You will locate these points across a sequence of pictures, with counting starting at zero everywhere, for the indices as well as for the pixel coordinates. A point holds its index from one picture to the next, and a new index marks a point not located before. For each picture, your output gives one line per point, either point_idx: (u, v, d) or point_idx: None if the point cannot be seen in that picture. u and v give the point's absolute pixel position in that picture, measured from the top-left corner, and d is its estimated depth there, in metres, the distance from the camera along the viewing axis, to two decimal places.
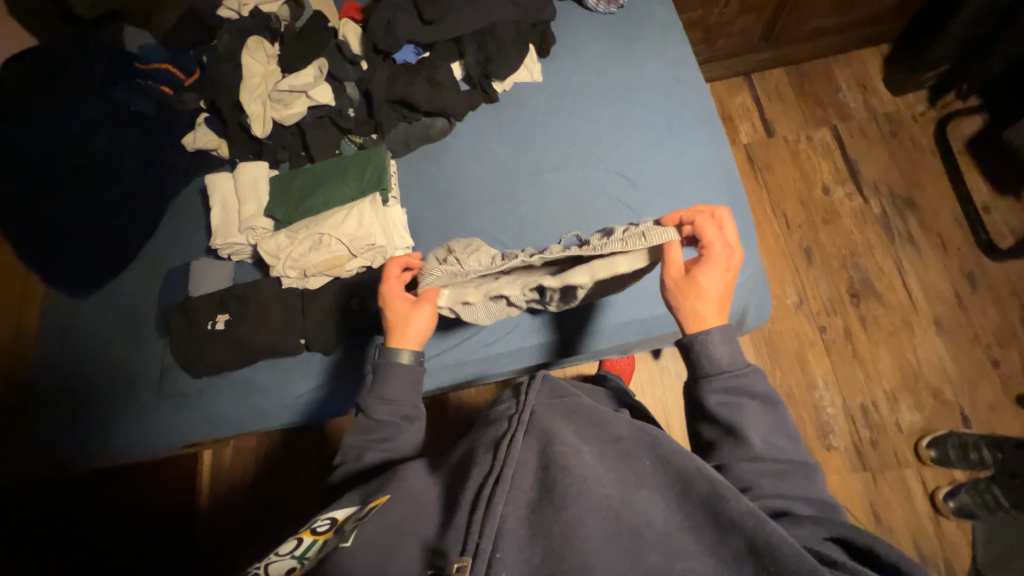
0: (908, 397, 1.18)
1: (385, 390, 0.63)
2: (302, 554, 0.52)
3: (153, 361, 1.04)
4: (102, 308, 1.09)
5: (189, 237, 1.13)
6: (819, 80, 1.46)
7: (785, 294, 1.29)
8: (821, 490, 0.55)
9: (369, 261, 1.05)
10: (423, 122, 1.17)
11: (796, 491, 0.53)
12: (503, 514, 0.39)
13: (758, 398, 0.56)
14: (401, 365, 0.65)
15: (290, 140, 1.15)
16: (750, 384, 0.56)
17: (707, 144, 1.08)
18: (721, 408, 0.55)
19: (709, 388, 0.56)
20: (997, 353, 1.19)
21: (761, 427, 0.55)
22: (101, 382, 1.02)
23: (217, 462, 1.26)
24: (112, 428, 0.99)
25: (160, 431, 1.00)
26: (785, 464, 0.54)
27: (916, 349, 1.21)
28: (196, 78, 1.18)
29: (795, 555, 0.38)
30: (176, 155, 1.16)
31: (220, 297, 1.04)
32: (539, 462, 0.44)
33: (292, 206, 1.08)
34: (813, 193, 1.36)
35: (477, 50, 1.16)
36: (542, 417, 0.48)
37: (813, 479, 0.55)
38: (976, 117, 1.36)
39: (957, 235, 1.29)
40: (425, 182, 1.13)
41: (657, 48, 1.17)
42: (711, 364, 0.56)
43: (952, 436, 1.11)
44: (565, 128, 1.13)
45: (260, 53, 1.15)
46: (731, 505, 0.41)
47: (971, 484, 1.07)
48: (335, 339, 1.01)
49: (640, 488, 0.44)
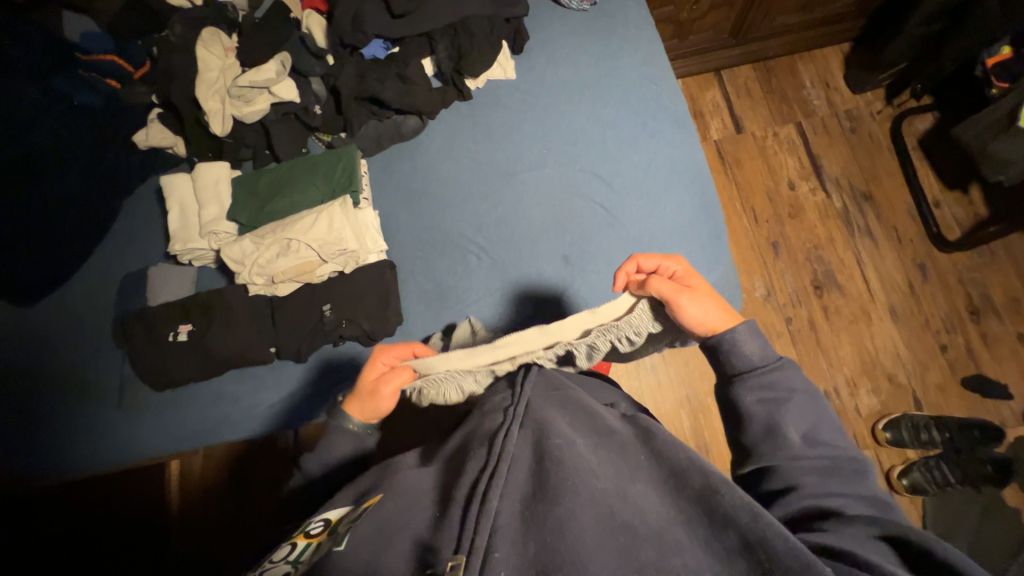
0: (866, 382, 1.23)
1: (324, 452, 0.65)
2: (296, 558, 0.51)
3: (113, 369, 0.96)
4: (46, 316, 0.99)
5: (141, 242, 1.04)
6: (786, 77, 1.49)
7: (753, 288, 1.32)
8: (874, 486, 0.49)
9: (342, 266, 0.99)
10: (394, 119, 1.10)
11: (845, 489, 0.47)
12: (497, 510, 0.41)
13: (799, 392, 0.52)
14: (348, 431, 0.65)
15: (252, 138, 1.05)
16: (785, 378, 0.52)
17: (680, 143, 1.05)
18: (760, 406, 0.51)
19: (744, 387, 0.52)
20: (945, 338, 1.25)
21: (804, 421, 0.51)
22: (51, 390, 0.94)
23: (185, 472, 1.12)
24: (70, 441, 0.92)
25: (130, 443, 0.93)
26: (829, 459, 0.49)
27: (873, 337, 1.26)
28: (145, 71, 1.06)
29: (791, 554, 0.37)
30: (122, 149, 1.05)
31: (183, 305, 0.97)
32: (534, 455, 0.47)
33: (257, 208, 1.00)
34: (779, 189, 1.39)
35: (450, 46, 1.10)
36: (538, 408, 0.52)
37: (864, 476, 0.49)
38: (928, 114, 1.41)
39: (912, 228, 1.34)
40: (398, 185, 1.07)
41: (632, 46, 1.13)
42: (741, 363, 0.53)
43: (905, 418, 1.14)
44: (539, 127, 1.08)
45: (216, 44, 1.04)
46: (723, 498, 0.41)
47: (922, 461, 1.11)
48: (307, 344, 0.94)
49: (634, 483, 0.45)
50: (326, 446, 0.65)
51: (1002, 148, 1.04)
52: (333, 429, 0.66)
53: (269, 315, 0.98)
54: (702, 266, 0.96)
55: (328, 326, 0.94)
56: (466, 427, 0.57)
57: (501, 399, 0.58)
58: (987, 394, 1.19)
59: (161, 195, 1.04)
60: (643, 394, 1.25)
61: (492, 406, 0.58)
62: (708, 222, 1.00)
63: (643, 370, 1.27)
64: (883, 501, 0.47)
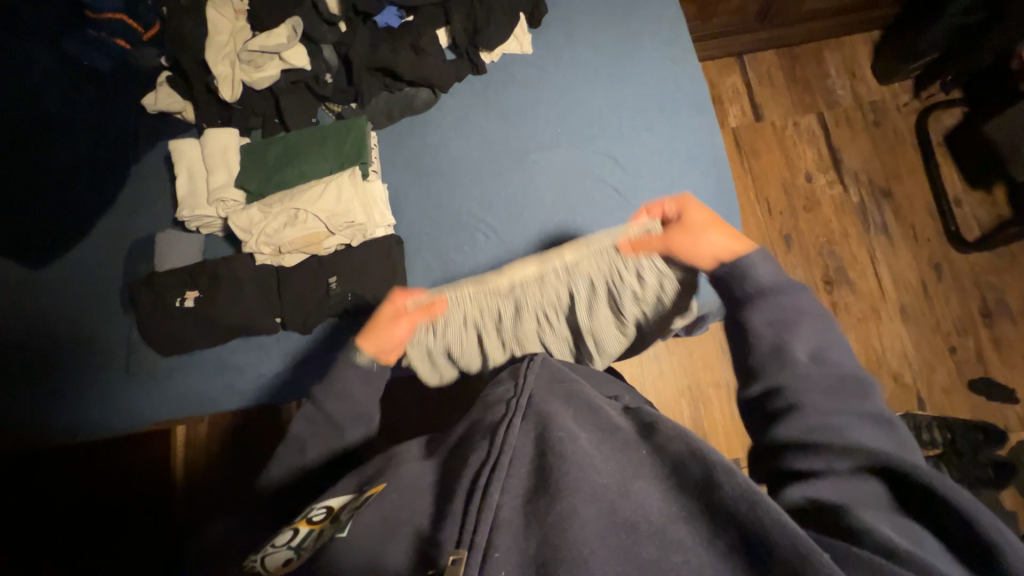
0: (871, 380, 1.21)
1: (330, 386, 0.65)
2: (298, 545, 0.51)
3: (120, 334, 0.97)
4: (50, 278, 0.99)
5: (146, 207, 1.02)
6: (811, 64, 1.44)
7: None
8: (880, 403, 0.47)
9: (349, 240, 0.97)
10: (406, 92, 1.07)
11: (850, 405, 0.46)
12: (498, 503, 0.42)
13: (805, 313, 0.51)
14: (359, 363, 0.65)
15: (262, 106, 1.03)
16: (791, 301, 0.52)
17: (697, 130, 1.02)
18: (766, 327, 0.51)
19: (753, 311, 0.53)
20: (955, 340, 1.23)
21: (810, 341, 0.50)
22: (56, 352, 0.95)
23: (191, 439, 1.13)
24: (77, 400, 0.93)
25: (136, 406, 0.93)
26: (835, 378, 0.48)
27: (881, 335, 1.24)
28: (156, 33, 1.03)
29: (789, 547, 0.36)
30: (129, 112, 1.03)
31: (190, 272, 0.96)
32: (535, 448, 0.46)
33: (266, 177, 0.99)
34: (796, 180, 1.35)
35: (466, 18, 1.06)
36: (541, 401, 0.52)
37: (869, 390, 0.47)
38: (956, 109, 1.36)
39: (929, 226, 1.30)
40: (407, 160, 1.04)
41: (653, 25, 1.09)
42: (754, 286, 0.54)
43: (908, 417, 1.13)
44: (554, 107, 1.05)
45: (227, 6, 1.01)
46: (725, 492, 0.40)
47: (920, 462, 1.11)
48: (313, 316, 0.94)
49: (637, 478, 0.44)
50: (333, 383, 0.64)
51: None
52: (340, 364, 0.66)
53: (275, 286, 0.97)
54: None
55: (333, 300, 0.94)
56: (470, 417, 0.58)
57: (505, 391, 0.58)
58: (992, 397, 1.18)
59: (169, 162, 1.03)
60: (644, 382, 1.25)
61: (495, 398, 0.58)
62: (722, 212, 0.97)
63: (645, 359, 1.25)
64: (886, 418, 0.46)
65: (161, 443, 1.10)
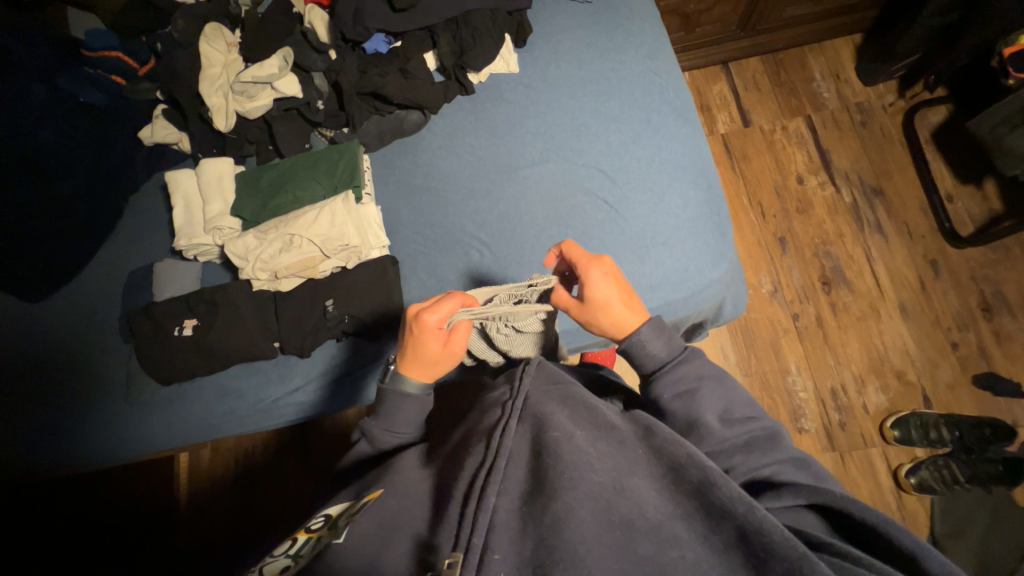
0: (875, 379, 1.20)
1: (390, 419, 0.63)
2: (297, 553, 0.51)
3: (119, 365, 0.95)
4: (48, 312, 0.98)
5: (146, 236, 1.02)
6: (795, 69, 1.45)
7: (760, 283, 1.29)
8: (789, 448, 0.55)
9: (344, 262, 0.98)
10: (396, 114, 1.07)
11: (767, 457, 0.53)
12: (495, 506, 0.41)
13: (706, 378, 0.58)
14: (409, 395, 0.63)
15: (256, 134, 1.04)
16: (691, 369, 0.58)
17: (684, 140, 1.02)
18: (677, 400, 0.56)
19: (662, 385, 0.57)
20: (956, 336, 1.21)
21: (716, 405, 0.56)
22: (51, 386, 0.93)
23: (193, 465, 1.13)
24: (74, 437, 0.91)
25: (139, 436, 0.92)
26: (747, 435, 0.55)
27: (882, 334, 1.23)
28: (151, 68, 1.05)
29: (785, 543, 0.37)
30: (125, 143, 1.03)
31: (186, 300, 0.95)
32: (532, 450, 0.46)
33: (259, 205, 0.99)
34: (788, 183, 1.36)
35: (452, 40, 1.07)
36: (537, 402, 0.52)
37: (778, 439, 0.55)
38: (941, 107, 1.37)
39: (923, 224, 1.30)
40: (400, 182, 1.04)
41: (637, 38, 1.10)
42: (652, 363, 0.59)
43: (914, 416, 1.12)
44: (542, 123, 1.04)
45: (218, 39, 1.02)
46: (720, 491, 0.40)
47: (931, 460, 1.08)
48: (309, 340, 0.93)
49: (632, 475, 0.44)
50: (387, 413, 0.63)
51: (1019, 141, 0.99)
52: (385, 395, 0.64)
53: (272, 310, 0.96)
54: (706, 265, 0.95)
55: (330, 322, 0.93)
56: (467, 422, 0.57)
57: (500, 395, 0.57)
58: (998, 393, 1.16)
59: (166, 191, 1.03)
60: None
61: (491, 402, 0.57)
62: (712, 219, 0.98)
63: None
64: (798, 458, 0.54)
65: (162, 472, 1.10)
